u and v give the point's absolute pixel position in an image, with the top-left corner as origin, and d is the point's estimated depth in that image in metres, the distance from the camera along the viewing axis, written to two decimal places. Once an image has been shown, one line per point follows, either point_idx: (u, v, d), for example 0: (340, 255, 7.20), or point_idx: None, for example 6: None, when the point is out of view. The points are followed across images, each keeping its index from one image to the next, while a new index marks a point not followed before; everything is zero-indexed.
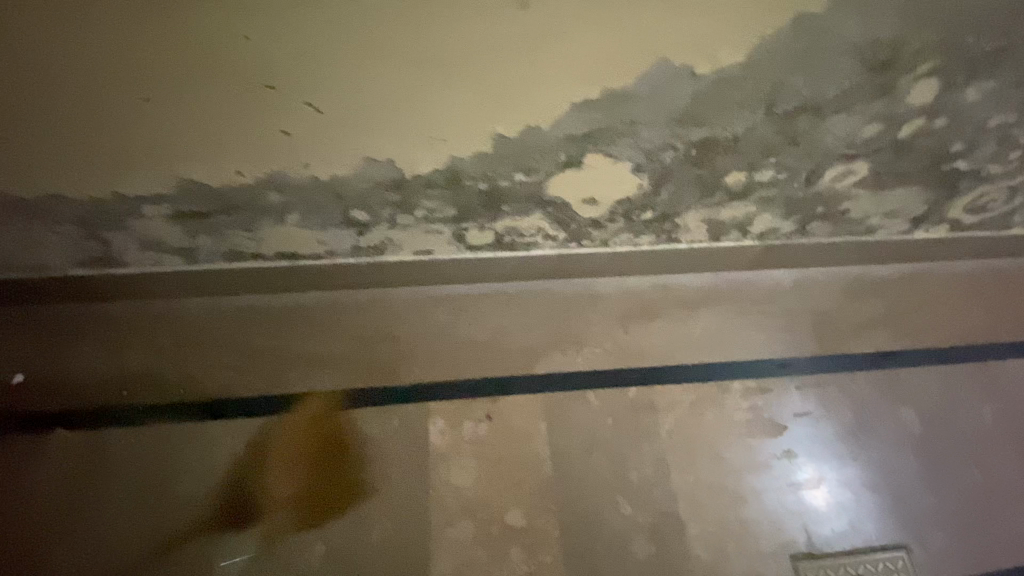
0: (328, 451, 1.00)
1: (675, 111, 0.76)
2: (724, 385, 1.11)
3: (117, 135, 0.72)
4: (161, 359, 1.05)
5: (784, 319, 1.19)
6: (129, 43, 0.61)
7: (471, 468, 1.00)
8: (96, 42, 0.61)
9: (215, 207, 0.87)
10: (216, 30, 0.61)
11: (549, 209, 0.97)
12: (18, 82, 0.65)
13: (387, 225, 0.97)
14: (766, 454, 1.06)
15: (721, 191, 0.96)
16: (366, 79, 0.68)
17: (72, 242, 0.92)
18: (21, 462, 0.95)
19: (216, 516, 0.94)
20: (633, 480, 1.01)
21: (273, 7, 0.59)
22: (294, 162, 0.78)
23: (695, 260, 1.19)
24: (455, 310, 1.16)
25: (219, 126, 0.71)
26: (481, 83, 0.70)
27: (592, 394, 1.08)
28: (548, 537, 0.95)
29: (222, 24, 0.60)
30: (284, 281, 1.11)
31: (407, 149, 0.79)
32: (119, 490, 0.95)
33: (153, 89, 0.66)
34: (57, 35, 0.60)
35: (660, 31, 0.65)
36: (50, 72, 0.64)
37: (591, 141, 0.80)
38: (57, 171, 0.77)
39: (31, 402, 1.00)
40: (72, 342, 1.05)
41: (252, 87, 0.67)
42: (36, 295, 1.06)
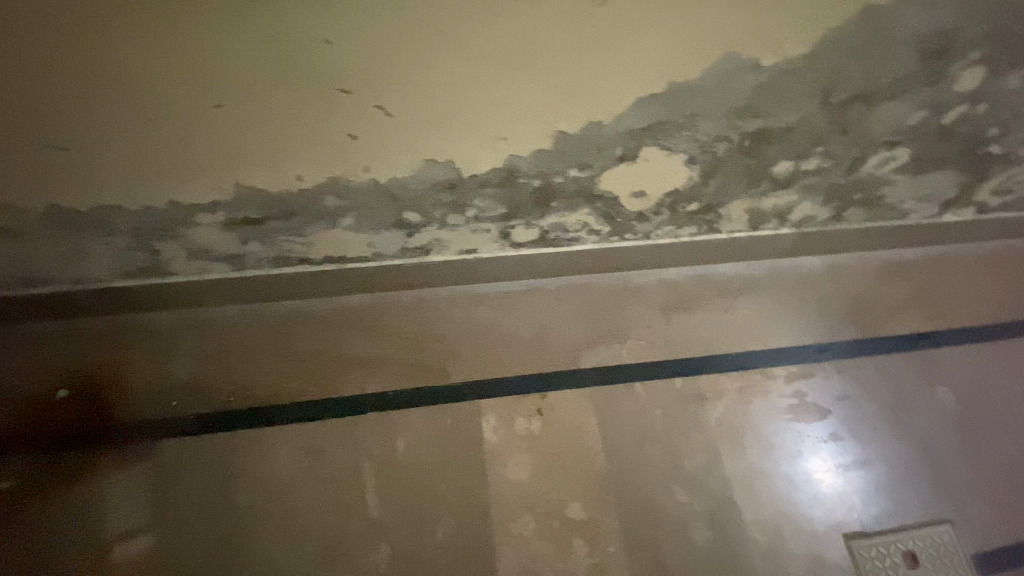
0: (384, 453, 1.00)
1: (734, 102, 0.78)
2: (767, 372, 1.13)
3: (184, 142, 0.72)
4: (209, 367, 1.05)
5: (820, 304, 1.22)
6: (206, 50, 0.61)
7: (527, 463, 1.01)
8: (175, 50, 0.61)
9: (269, 213, 0.87)
10: (296, 36, 0.61)
11: (598, 204, 0.97)
12: (90, 93, 0.64)
13: (437, 225, 0.97)
14: (813, 437, 1.08)
15: (767, 181, 0.98)
16: (438, 80, 0.68)
17: (123, 251, 0.92)
18: (76, 475, 0.95)
19: (278, 522, 0.93)
20: (687, 468, 1.03)
21: (354, 12, 0.59)
22: (357, 164, 0.79)
23: (732, 249, 1.20)
24: (498, 308, 1.16)
25: (288, 130, 0.72)
26: (550, 81, 0.70)
27: (640, 385, 1.10)
28: (608, 528, 0.97)
29: (303, 30, 0.60)
30: (327, 285, 1.11)
31: (469, 149, 0.79)
32: (177, 499, 0.94)
33: (225, 95, 0.66)
34: (136, 44, 0.60)
35: (730, 26, 0.66)
36: (122, 82, 0.64)
37: (649, 135, 0.81)
38: (117, 180, 0.77)
39: (81, 414, 0.99)
40: (118, 352, 1.05)
41: (325, 91, 0.67)
42: (79, 306, 1.06)
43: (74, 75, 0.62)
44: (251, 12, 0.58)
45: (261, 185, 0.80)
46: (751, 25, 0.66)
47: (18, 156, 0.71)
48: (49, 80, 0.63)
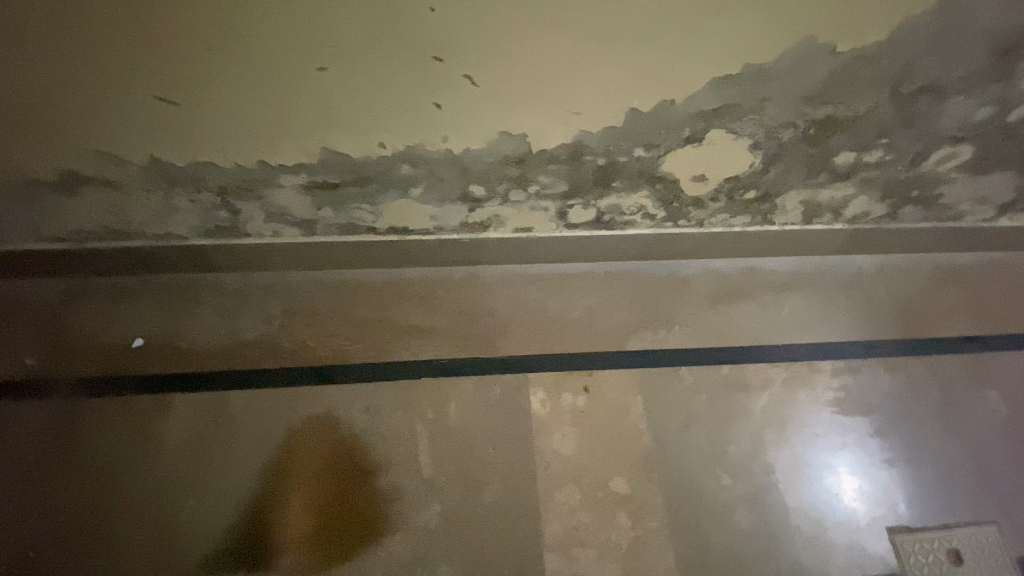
0: (436, 418, 1.03)
1: (805, 88, 0.80)
2: (814, 366, 1.14)
3: (283, 104, 0.76)
4: (274, 327, 1.11)
5: (868, 303, 1.22)
6: (320, 16, 0.66)
7: (573, 436, 1.03)
8: (291, 14, 0.66)
9: (347, 179, 0.92)
10: (407, 4, 0.65)
11: (657, 186, 0.99)
12: (205, 50, 0.69)
13: (499, 201, 1.01)
14: (858, 431, 1.08)
15: (827, 172, 0.99)
16: (525, 53, 0.71)
17: (206, 211, 0.97)
18: (150, 419, 1.01)
19: (337, 474, 0.98)
20: (731, 452, 1.04)
21: None
22: (436, 134, 0.83)
23: (782, 244, 1.21)
24: (548, 288, 1.19)
25: (381, 96, 0.75)
26: (630, 59, 0.73)
27: (685, 370, 1.12)
28: (652, 503, 0.99)
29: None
30: (387, 256, 1.16)
31: (544, 124, 0.82)
32: (242, 448, 0.99)
33: (329, 58, 0.70)
34: (257, 8, 0.65)
35: (808, 14, 0.69)
36: (238, 41, 0.68)
37: (718, 117, 0.83)
38: (214, 139, 0.81)
39: (155, 364, 1.06)
40: (191, 309, 1.11)
41: (421, 59, 0.71)
42: (154, 264, 1.11)
43: (196, 32, 0.67)
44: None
45: (345, 151, 0.85)
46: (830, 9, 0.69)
47: (130, 109, 0.76)
48: (173, 36, 0.68)
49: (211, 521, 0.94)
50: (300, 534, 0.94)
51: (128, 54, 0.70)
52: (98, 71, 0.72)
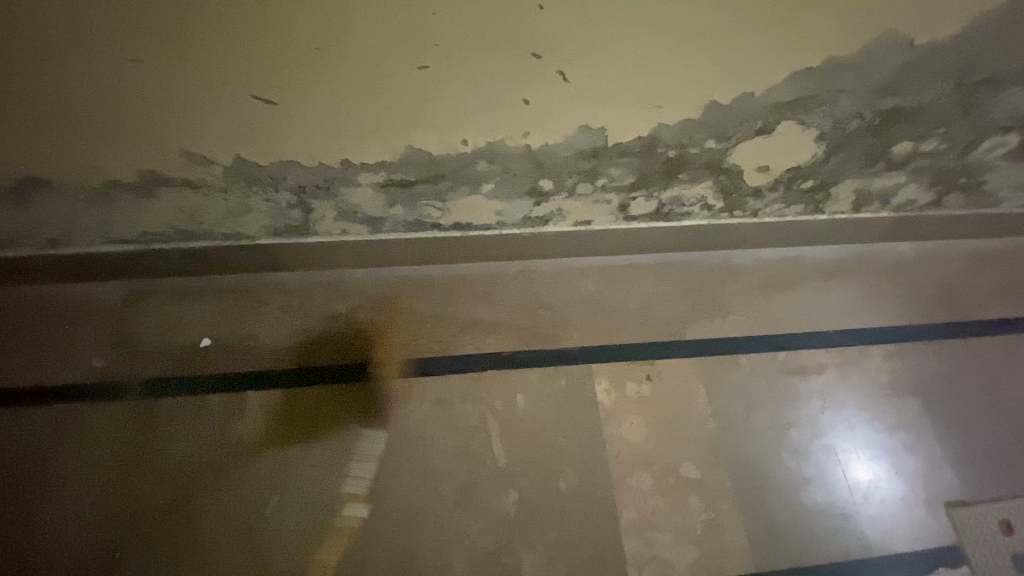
0: (507, 409, 1.05)
1: (878, 80, 0.82)
2: (865, 350, 1.17)
3: (376, 103, 0.78)
4: (339, 324, 1.12)
5: (912, 288, 1.26)
6: (428, 17, 0.67)
7: (641, 424, 1.06)
8: (400, 15, 0.67)
9: (423, 176, 0.93)
10: (515, 3, 0.67)
11: (720, 177, 1.02)
12: (310, 51, 0.70)
13: (565, 195, 1.03)
14: (912, 412, 1.11)
15: (883, 162, 1.03)
16: (618, 49, 0.73)
17: (279, 209, 0.98)
18: (224, 417, 1.02)
19: (414, 466, 0.99)
20: (792, 435, 1.07)
21: None
22: (518, 129, 0.84)
23: (829, 232, 1.24)
24: (604, 280, 1.21)
25: (473, 93, 0.77)
26: (719, 53, 0.75)
27: (742, 357, 1.14)
28: (721, 487, 1.02)
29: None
30: (447, 252, 1.17)
31: (624, 117, 0.84)
32: (318, 444, 1.00)
33: (430, 56, 0.72)
34: (368, 9, 0.66)
35: (895, 8, 0.71)
36: (343, 42, 0.70)
37: (791, 109, 0.86)
38: (302, 137, 0.83)
39: (224, 364, 1.07)
40: (255, 308, 1.12)
41: (518, 56, 0.73)
42: (217, 265, 1.12)
43: (304, 33, 0.68)
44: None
45: (427, 147, 0.86)
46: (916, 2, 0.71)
47: (225, 109, 0.78)
48: (280, 37, 0.69)
49: (293, 517, 0.95)
50: (382, 526, 0.95)
51: (232, 55, 0.70)
52: (200, 73, 0.73)
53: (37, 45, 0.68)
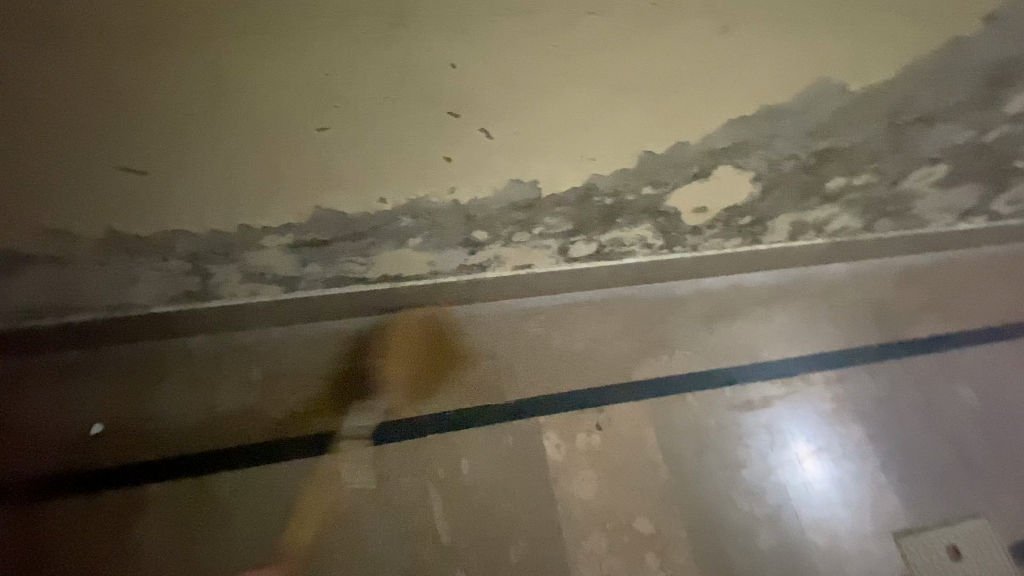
0: (450, 477, 0.97)
1: (812, 124, 0.81)
2: (808, 378, 1.18)
3: (273, 168, 0.69)
4: (256, 394, 1.00)
5: (848, 310, 1.28)
6: (327, 76, 0.59)
7: (593, 479, 1.00)
8: (294, 75, 0.58)
9: (339, 235, 0.84)
10: (429, 60, 0.59)
11: (659, 220, 0.98)
12: (186, 111, 0.61)
13: (501, 243, 0.96)
14: (855, 439, 1.13)
15: (817, 196, 1.02)
16: (548, 103, 0.67)
17: (170, 278, 0.85)
18: (120, 518, 0.88)
19: (349, 554, 0.90)
20: (744, 475, 1.06)
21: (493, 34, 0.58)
22: (442, 186, 0.77)
23: (767, 261, 1.24)
24: (547, 323, 1.15)
25: (387, 153, 0.69)
26: (653, 104, 0.70)
27: (692, 395, 1.11)
28: (678, 539, 0.98)
29: (436, 53, 0.58)
30: (376, 304, 1.07)
31: (556, 169, 0.78)
32: (237, 538, 0.89)
33: (332, 117, 0.63)
34: (255, 67, 0.57)
35: (829, 58, 0.69)
36: (226, 104, 0.61)
37: (728, 155, 0.83)
38: (188, 205, 0.72)
39: (118, 454, 0.93)
40: (154, 383, 0.98)
41: (434, 116, 0.65)
42: (108, 337, 0.98)
43: (171, 92, 0.59)
44: (392, 34, 0.56)
45: (340, 208, 0.77)
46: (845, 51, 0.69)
47: (88, 180, 0.66)
48: (142, 98, 0.59)
49: None
50: None
51: (83, 118, 0.60)
52: (52, 142, 0.62)
53: None
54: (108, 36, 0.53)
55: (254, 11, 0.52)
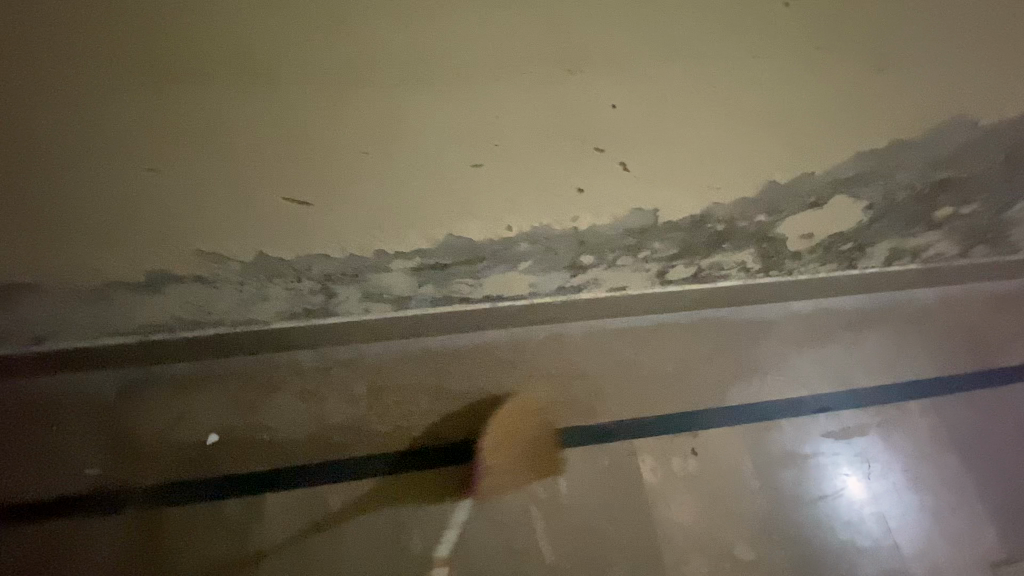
0: (550, 497, 0.99)
1: (935, 156, 0.81)
2: (903, 406, 1.15)
3: (421, 199, 0.72)
4: (362, 408, 1.04)
5: (940, 336, 1.24)
6: (497, 115, 0.63)
7: (690, 503, 1.01)
8: (466, 114, 0.62)
9: (459, 259, 0.87)
10: (593, 99, 0.63)
11: (763, 245, 0.98)
12: (358, 147, 0.65)
13: (605, 266, 0.97)
14: (956, 470, 1.09)
15: (923, 223, 1.01)
16: (689, 138, 0.69)
17: (297, 296, 0.89)
18: (241, 524, 0.92)
19: (457, 569, 0.92)
20: (841, 503, 1.04)
21: (657, 78, 0.62)
22: (566, 215, 0.79)
23: (858, 284, 1.22)
24: (636, 344, 1.16)
25: (528, 183, 0.72)
26: (788, 139, 0.72)
27: (784, 421, 1.11)
28: (777, 566, 0.97)
29: (602, 93, 0.62)
30: (472, 321, 1.10)
31: (679, 199, 0.79)
32: (350, 547, 0.93)
33: (490, 151, 0.67)
34: (431, 109, 0.62)
35: (961, 95, 0.71)
36: (397, 142, 0.65)
37: (847, 184, 0.83)
38: (334, 231, 0.75)
39: (236, 463, 0.97)
40: (268, 395, 1.03)
41: (582, 149, 0.68)
42: (224, 349, 1.03)
43: (351, 131, 0.63)
44: (566, 73, 0.60)
45: (469, 235, 0.81)
46: (983, 80, 0.69)
47: (253, 209, 0.71)
48: (322, 134, 0.63)
49: None
50: None
51: (264, 150, 0.64)
52: (230, 172, 0.66)
53: (44, 147, 0.61)
54: (303, 75, 0.57)
55: (443, 54, 0.57)
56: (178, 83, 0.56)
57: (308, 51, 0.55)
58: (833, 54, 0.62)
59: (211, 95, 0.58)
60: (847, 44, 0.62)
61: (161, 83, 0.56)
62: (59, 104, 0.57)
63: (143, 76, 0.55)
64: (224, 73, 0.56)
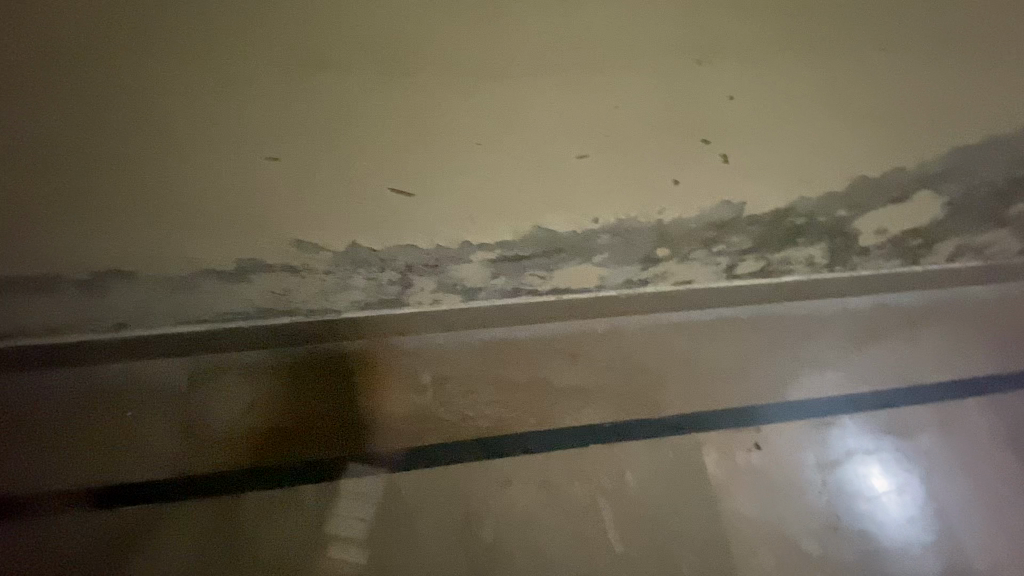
0: (617, 488, 0.99)
1: (1023, 152, 0.82)
2: (962, 403, 1.14)
3: (518, 189, 0.76)
4: (428, 398, 1.04)
5: (998, 335, 1.23)
6: (618, 108, 0.67)
7: (756, 497, 1.01)
8: (588, 105, 0.66)
9: (538, 251, 0.89)
10: (712, 92, 0.66)
11: (836, 240, 0.98)
12: (472, 138, 0.68)
13: (676, 260, 0.98)
14: (1018, 467, 1.09)
15: (995, 220, 1.01)
16: (791, 130, 0.72)
17: (376, 284, 0.93)
18: (315, 509, 0.92)
19: (529, 557, 0.92)
20: (904, 499, 1.04)
21: (776, 70, 0.65)
22: (653, 207, 0.82)
23: (916, 281, 1.21)
24: (696, 338, 1.16)
25: (626, 174, 0.76)
26: (884, 132, 0.74)
27: (846, 418, 1.10)
28: (845, 561, 0.97)
29: (721, 87, 0.66)
30: (535, 313, 1.11)
31: (766, 191, 0.82)
32: (423, 535, 0.92)
33: (594, 145, 0.71)
34: (552, 100, 0.65)
35: None
36: (512, 133, 0.68)
37: (933, 180, 0.84)
38: (429, 218, 0.79)
39: (308, 449, 0.98)
40: (337, 382, 1.04)
41: (688, 141, 0.72)
42: (293, 337, 1.04)
43: (467, 122, 0.66)
44: (694, 65, 0.63)
45: (554, 227, 0.83)
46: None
47: (354, 199, 0.74)
48: (438, 125, 0.66)
49: None
50: None
51: (378, 138, 0.67)
52: (342, 162, 0.69)
53: (170, 141, 0.65)
54: (421, 69, 0.61)
55: (578, 47, 0.61)
56: (313, 71, 0.60)
57: (432, 44, 0.59)
58: (928, 44, 0.65)
59: (342, 85, 0.61)
60: (942, 33, 0.64)
61: (297, 71, 0.59)
62: (190, 95, 0.60)
63: (282, 65, 0.59)
64: (349, 66, 0.60)
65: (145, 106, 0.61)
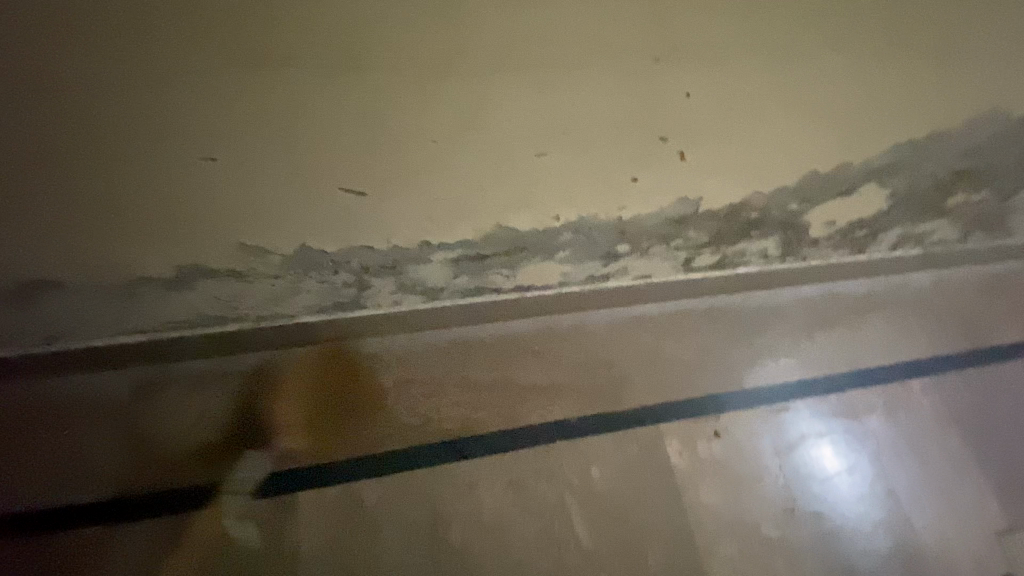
0: (584, 484, 1.00)
1: (958, 147, 0.86)
2: (905, 385, 1.20)
3: (477, 188, 0.74)
4: (389, 401, 1.01)
5: (936, 318, 1.30)
6: (576, 106, 0.66)
7: (717, 485, 1.04)
8: (546, 103, 0.65)
9: (499, 250, 0.88)
10: (669, 89, 0.66)
11: (788, 233, 1.01)
12: (426, 137, 0.66)
13: (636, 255, 0.98)
14: (956, 443, 1.16)
15: (933, 211, 1.05)
16: (745, 127, 0.73)
17: (330, 287, 0.89)
18: (272, 523, 0.89)
19: (498, 558, 0.92)
20: (855, 479, 1.09)
21: (731, 68, 0.65)
22: (613, 205, 0.82)
23: (862, 270, 1.27)
24: (658, 331, 1.17)
25: (585, 171, 0.75)
26: (833, 128, 0.76)
27: (800, 403, 1.15)
28: (801, 541, 1.01)
29: (678, 85, 0.66)
30: (498, 311, 1.09)
31: (722, 186, 0.83)
32: (388, 543, 0.90)
33: (553, 142, 0.70)
34: (509, 97, 0.63)
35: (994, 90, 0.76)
36: (467, 131, 0.66)
37: (876, 175, 0.88)
38: (385, 218, 0.76)
39: (262, 460, 0.93)
40: (292, 389, 0.99)
41: (646, 138, 0.72)
42: (242, 344, 0.98)
43: (420, 120, 0.64)
44: (650, 63, 0.63)
45: (515, 225, 0.82)
46: (1008, 69, 0.74)
47: (303, 200, 0.71)
48: (388, 123, 0.63)
49: None
50: None
51: (324, 137, 0.63)
52: (287, 162, 0.66)
53: (92, 144, 0.59)
54: (369, 66, 0.57)
55: (533, 44, 0.59)
56: (247, 70, 0.55)
57: (378, 42, 0.55)
58: (874, 44, 0.66)
59: (281, 83, 0.57)
60: (885, 35, 0.65)
61: (228, 70, 0.55)
62: (108, 95, 0.55)
63: (211, 63, 0.54)
64: (291, 63, 0.55)
65: (58, 107, 0.55)
